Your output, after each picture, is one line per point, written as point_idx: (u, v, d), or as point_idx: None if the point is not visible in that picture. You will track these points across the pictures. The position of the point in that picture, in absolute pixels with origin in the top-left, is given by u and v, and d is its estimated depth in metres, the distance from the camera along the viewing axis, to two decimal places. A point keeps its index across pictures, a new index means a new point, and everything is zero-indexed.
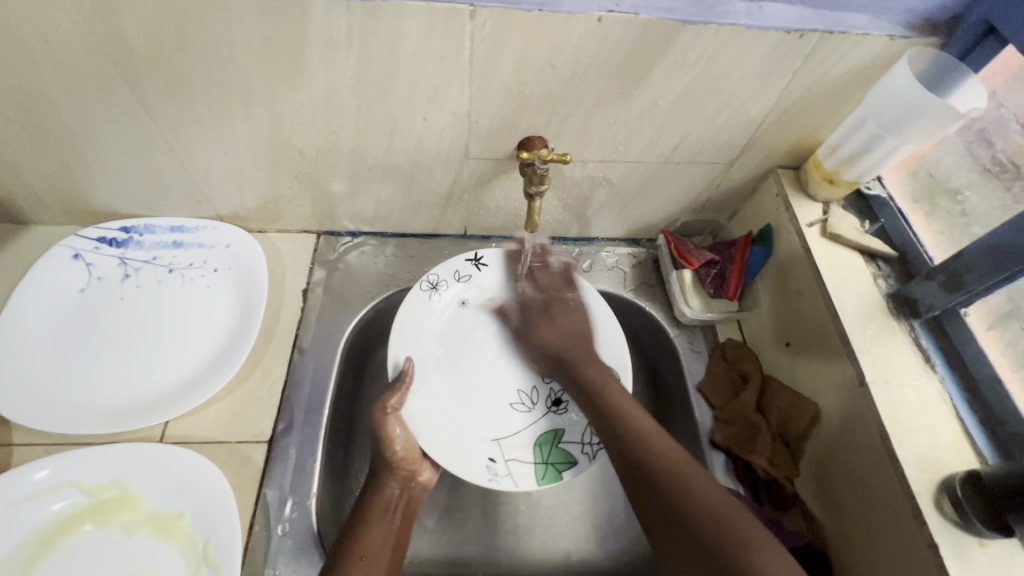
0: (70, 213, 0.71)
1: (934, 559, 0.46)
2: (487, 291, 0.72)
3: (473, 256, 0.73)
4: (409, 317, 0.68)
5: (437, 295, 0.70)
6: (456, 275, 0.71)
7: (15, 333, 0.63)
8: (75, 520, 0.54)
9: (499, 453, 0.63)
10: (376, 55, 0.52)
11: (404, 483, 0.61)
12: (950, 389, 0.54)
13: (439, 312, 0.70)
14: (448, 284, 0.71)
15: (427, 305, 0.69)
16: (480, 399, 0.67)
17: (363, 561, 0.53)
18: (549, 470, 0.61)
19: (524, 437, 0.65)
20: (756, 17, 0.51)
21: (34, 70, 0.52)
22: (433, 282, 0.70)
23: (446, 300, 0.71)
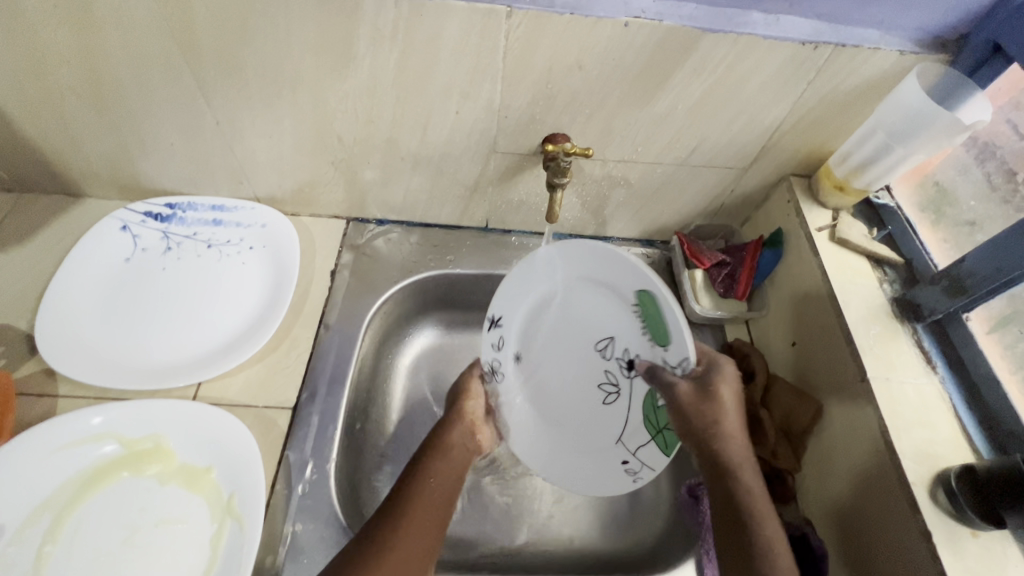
0: (120, 187, 0.76)
1: (926, 545, 0.48)
2: (519, 333, 0.68)
3: (489, 320, 0.68)
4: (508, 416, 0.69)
5: (500, 375, 0.69)
6: (494, 347, 0.69)
7: (68, 295, 0.68)
8: (111, 468, 0.57)
9: (625, 451, 0.61)
10: (417, 50, 0.56)
11: (465, 437, 0.66)
12: (949, 389, 0.56)
13: (512, 384, 0.69)
14: (499, 357, 0.69)
15: (503, 393, 0.69)
16: (583, 415, 0.65)
17: (433, 478, 0.61)
18: (669, 436, 0.58)
19: (633, 422, 0.61)
20: (774, 28, 0.54)
21: (107, 48, 0.56)
22: (490, 368, 0.69)
23: (510, 369, 0.69)
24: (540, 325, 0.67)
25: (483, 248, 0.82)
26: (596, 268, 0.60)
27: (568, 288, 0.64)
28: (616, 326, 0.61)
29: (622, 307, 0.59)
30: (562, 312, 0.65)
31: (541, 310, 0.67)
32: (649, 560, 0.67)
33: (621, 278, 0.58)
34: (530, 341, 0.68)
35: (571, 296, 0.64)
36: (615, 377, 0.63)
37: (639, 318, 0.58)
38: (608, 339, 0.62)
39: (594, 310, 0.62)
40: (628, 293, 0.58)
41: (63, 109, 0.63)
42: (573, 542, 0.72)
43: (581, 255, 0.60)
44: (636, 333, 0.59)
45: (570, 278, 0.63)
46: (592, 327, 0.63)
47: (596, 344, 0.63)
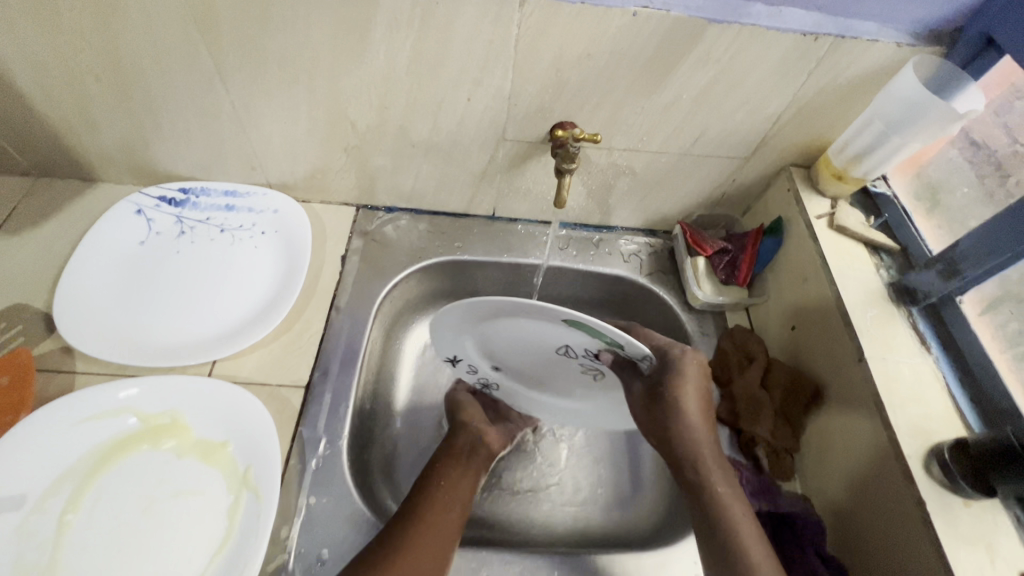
0: (134, 172, 0.77)
1: (921, 515, 0.50)
2: (484, 357, 0.68)
3: (450, 358, 0.69)
4: (521, 407, 0.73)
5: (491, 384, 0.72)
6: (471, 369, 0.71)
7: (85, 276, 0.69)
8: (129, 442, 0.59)
9: None
10: (432, 37, 0.58)
11: (472, 443, 0.68)
12: (943, 368, 0.58)
13: (509, 383, 0.71)
14: (483, 372, 0.71)
15: (505, 394, 0.73)
16: (580, 386, 0.65)
17: (443, 485, 0.62)
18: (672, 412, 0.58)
19: None
20: (776, 20, 0.56)
21: (129, 33, 0.58)
22: (483, 381, 0.73)
23: (499, 378, 0.71)
24: (495, 341, 0.64)
25: (490, 236, 0.84)
26: (515, 305, 0.54)
27: (500, 321, 0.59)
28: (563, 336, 0.56)
29: (556, 324, 0.55)
30: (508, 341, 0.63)
31: (489, 333, 0.63)
32: (653, 537, 0.69)
33: (543, 311, 0.53)
34: (494, 353, 0.66)
35: (510, 322, 0.59)
36: (593, 370, 0.61)
37: (579, 334, 0.54)
38: (564, 345, 0.58)
39: (538, 330, 0.58)
40: (555, 318, 0.54)
41: (82, 92, 0.65)
42: (577, 522, 0.73)
43: (495, 304, 0.55)
44: (585, 341, 0.55)
45: (499, 314, 0.58)
46: (544, 346, 0.60)
47: (556, 349, 0.59)
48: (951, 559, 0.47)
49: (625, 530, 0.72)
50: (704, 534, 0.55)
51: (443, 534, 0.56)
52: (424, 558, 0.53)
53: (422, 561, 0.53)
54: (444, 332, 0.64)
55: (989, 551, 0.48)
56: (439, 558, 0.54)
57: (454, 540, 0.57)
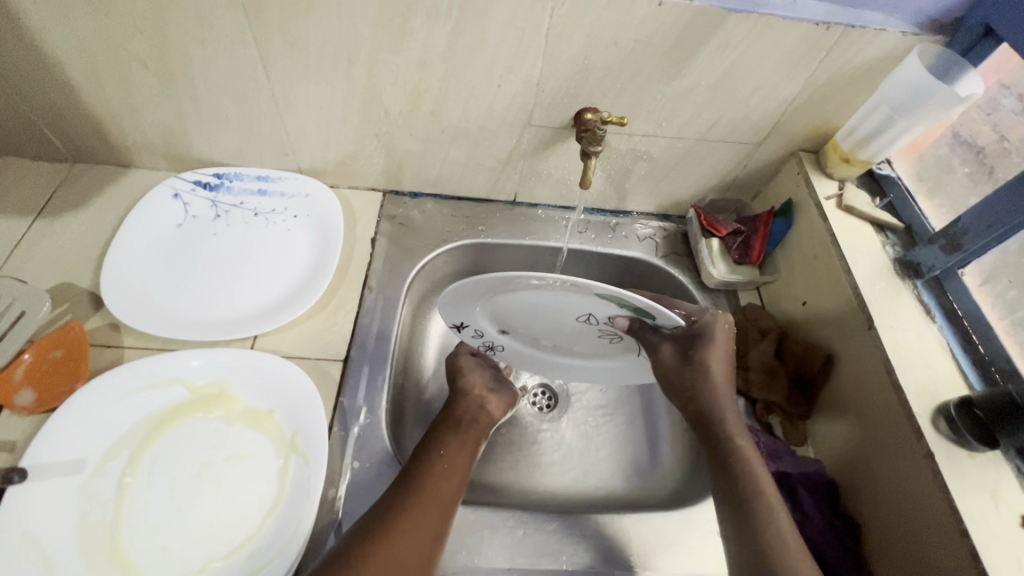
0: (170, 158, 0.80)
1: (929, 466, 0.54)
2: (491, 320, 0.69)
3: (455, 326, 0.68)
4: (531, 365, 0.75)
5: (499, 346, 0.73)
6: (477, 334, 0.70)
7: (127, 255, 0.72)
8: (180, 410, 0.62)
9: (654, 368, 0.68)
10: (468, 25, 0.61)
11: (472, 410, 0.69)
12: (947, 335, 0.63)
13: (515, 345, 0.73)
14: (490, 335, 0.71)
15: (513, 354, 0.74)
16: (588, 348, 0.70)
17: (442, 454, 0.62)
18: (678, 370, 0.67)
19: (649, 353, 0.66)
20: (790, 10, 0.60)
21: (179, 20, 0.61)
22: (489, 344, 0.73)
23: (507, 340, 0.72)
24: (505, 309, 0.66)
25: (512, 219, 0.87)
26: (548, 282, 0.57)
27: (516, 292, 0.61)
28: (588, 306, 0.60)
29: (585, 297, 0.59)
30: (522, 308, 0.65)
31: (503, 303, 0.65)
32: (674, 501, 0.72)
33: (578, 288, 0.57)
34: (503, 318, 0.68)
35: (532, 296, 0.62)
36: (609, 333, 0.65)
37: (605, 301, 0.58)
38: (586, 314, 0.62)
39: (563, 303, 0.61)
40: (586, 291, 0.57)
41: (127, 79, 0.68)
42: (600, 489, 0.76)
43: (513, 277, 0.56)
44: (609, 311, 0.60)
45: (518, 287, 0.60)
46: (563, 313, 0.63)
47: (575, 317, 0.64)
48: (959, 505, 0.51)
49: (647, 496, 0.75)
50: (721, 482, 0.59)
51: (443, 506, 0.57)
52: (425, 528, 0.54)
53: (423, 527, 0.54)
54: (447, 305, 0.63)
55: (992, 497, 0.52)
56: (439, 530, 0.55)
57: (453, 511, 0.57)
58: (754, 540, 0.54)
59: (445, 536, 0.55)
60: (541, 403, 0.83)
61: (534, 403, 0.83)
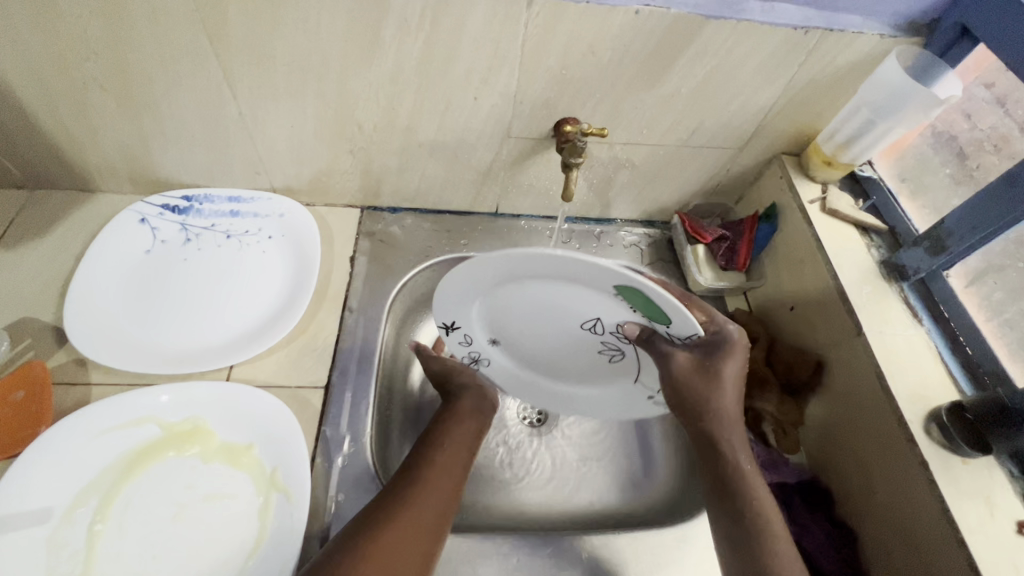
0: (134, 181, 0.77)
1: (925, 476, 0.53)
2: (484, 329, 0.69)
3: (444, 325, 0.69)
4: (508, 382, 0.74)
5: (478, 361, 0.73)
6: (466, 340, 0.71)
7: (93, 285, 0.69)
8: (153, 450, 0.59)
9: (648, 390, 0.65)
10: (441, 39, 0.59)
11: (478, 400, 0.68)
12: (935, 338, 0.62)
13: (501, 359, 0.73)
14: (476, 343, 0.71)
15: (494, 370, 0.74)
16: (593, 372, 0.69)
17: (445, 447, 0.62)
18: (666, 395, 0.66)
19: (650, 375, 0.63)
20: (769, 15, 0.59)
21: (136, 40, 0.58)
22: (474, 358, 0.73)
23: (490, 352, 0.72)
24: (502, 313, 0.65)
25: (495, 232, 0.86)
26: (557, 280, 0.55)
27: (510, 287, 0.60)
28: (597, 309, 0.58)
29: (601, 298, 0.56)
30: (511, 321, 0.65)
31: (497, 302, 0.63)
32: (668, 517, 0.71)
33: (589, 278, 0.53)
34: (498, 327, 0.67)
35: (538, 293, 0.59)
36: (615, 344, 0.63)
37: (625, 304, 0.55)
38: (594, 319, 0.60)
39: (575, 301, 0.58)
40: (603, 287, 0.53)
41: (83, 101, 0.64)
42: (594, 506, 0.74)
43: (527, 262, 0.53)
44: (623, 312, 0.57)
45: (526, 276, 0.56)
46: (572, 313, 0.60)
47: (581, 324, 0.62)
48: (943, 490, 0.52)
49: (641, 512, 0.73)
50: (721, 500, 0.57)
51: (445, 500, 0.57)
52: (424, 520, 0.54)
53: (424, 517, 0.54)
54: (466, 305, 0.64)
55: (987, 503, 0.52)
56: (440, 523, 0.55)
57: (453, 505, 0.57)
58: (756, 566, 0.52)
59: (444, 530, 0.55)
60: (531, 417, 0.81)
61: (525, 418, 0.81)
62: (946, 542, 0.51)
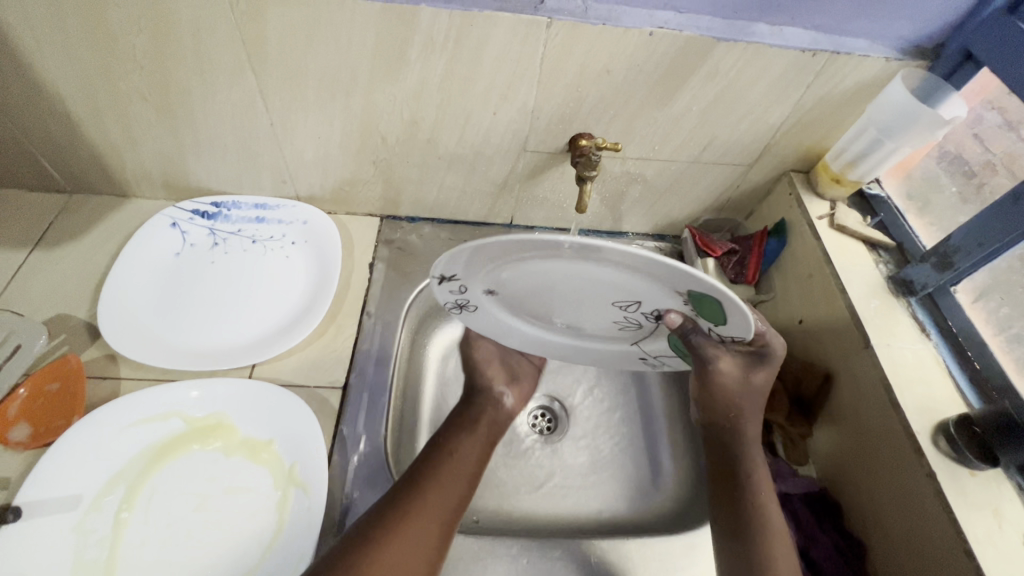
0: (167, 188, 0.81)
1: (932, 486, 0.54)
2: (483, 279, 0.57)
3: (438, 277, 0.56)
4: (496, 327, 0.68)
5: (466, 310, 0.64)
6: (458, 293, 0.60)
7: (125, 285, 0.72)
8: (178, 442, 0.61)
9: (644, 352, 0.65)
10: (464, 57, 0.63)
11: (494, 404, 0.71)
12: (943, 352, 0.63)
13: (492, 307, 0.64)
14: (466, 295, 0.61)
15: (483, 316, 0.66)
16: (598, 333, 0.65)
17: (455, 449, 0.63)
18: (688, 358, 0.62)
19: (658, 341, 0.62)
20: (778, 37, 0.62)
21: (178, 54, 0.62)
22: (459, 304, 0.63)
23: (480, 301, 0.62)
24: (521, 276, 0.56)
25: None
26: (624, 266, 0.49)
27: (551, 261, 0.51)
28: (647, 294, 0.53)
29: (663, 289, 0.52)
30: (528, 277, 0.55)
31: (516, 266, 0.54)
32: (674, 530, 0.71)
33: (663, 273, 0.48)
34: (505, 283, 0.58)
35: (580, 272, 0.52)
36: (637, 321, 0.60)
37: (689, 301, 0.52)
38: (633, 301, 0.55)
39: (621, 284, 0.53)
40: (679, 285, 0.50)
41: (126, 111, 0.68)
42: (603, 514, 0.75)
43: (605, 256, 0.47)
44: (671, 299, 0.53)
45: (584, 256, 0.48)
46: (614, 292, 0.54)
47: (614, 300, 0.56)
48: (950, 500, 0.53)
49: (649, 520, 0.74)
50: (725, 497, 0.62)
51: (453, 502, 0.58)
52: (432, 522, 0.55)
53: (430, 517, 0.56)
54: (464, 259, 0.53)
55: (995, 515, 0.52)
56: (448, 524, 0.56)
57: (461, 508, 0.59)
58: (745, 562, 0.56)
59: (451, 532, 0.57)
60: (541, 426, 0.82)
61: (535, 427, 0.82)
62: (957, 557, 0.51)
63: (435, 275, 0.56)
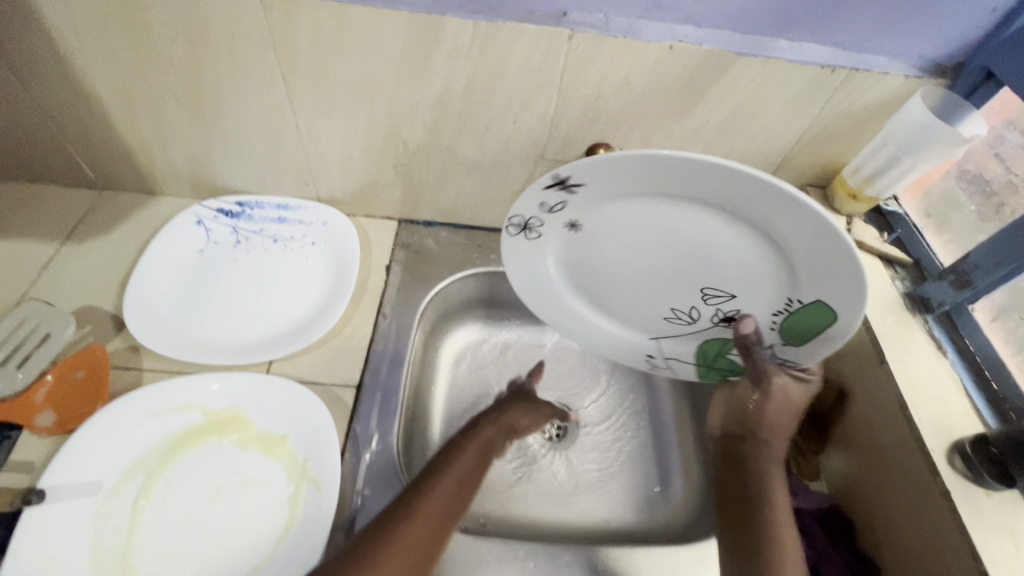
0: (194, 186, 0.83)
1: (947, 505, 0.53)
2: (589, 202, 0.61)
3: (557, 178, 0.59)
4: (537, 286, 0.73)
5: (529, 234, 0.67)
6: (545, 208, 0.63)
7: (150, 280, 0.74)
8: (196, 434, 0.62)
9: (657, 351, 0.73)
10: (487, 67, 0.64)
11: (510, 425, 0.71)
12: (960, 372, 0.62)
13: (556, 245, 0.69)
14: (541, 219, 0.65)
15: (532, 247, 0.69)
16: (638, 315, 0.70)
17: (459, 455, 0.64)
18: (714, 372, 0.70)
19: (691, 339, 0.69)
20: (797, 53, 0.62)
21: (213, 58, 0.64)
22: (520, 225, 0.67)
23: (555, 229, 0.66)
24: (634, 215, 0.60)
25: None
26: (767, 241, 0.55)
27: (684, 204, 0.56)
28: (747, 291, 0.61)
29: (775, 288, 0.59)
30: (643, 220, 0.60)
31: (645, 200, 0.58)
32: (681, 541, 0.71)
33: (803, 266, 0.55)
34: (605, 219, 0.62)
35: (703, 229, 0.58)
36: (697, 313, 0.66)
37: (791, 309, 0.59)
38: (726, 295, 0.63)
39: (733, 260, 0.59)
40: (797, 291, 0.58)
41: (159, 112, 0.71)
42: (610, 523, 0.75)
43: (789, 219, 0.52)
44: (773, 300, 0.60)
45: (732, 206, 0.54)
46: (716, 276, 0.61)
47: (704, 289, 0.63)
48: (965, 519, 0.52)
49: (656, 532, 0.74)
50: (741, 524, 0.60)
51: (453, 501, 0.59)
52: (435, 519, 0.56)
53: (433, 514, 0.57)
54: (608, 169, 0.56)
55: (1012, 537, 0.51)
56: (448, 521, 0.57)
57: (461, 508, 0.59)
58: None
59: (449, 528, 0.57)
60: (550, 433, 0.83)
61: (544, 433, 0.82)
62: None
63: (556, 173, 0.58)
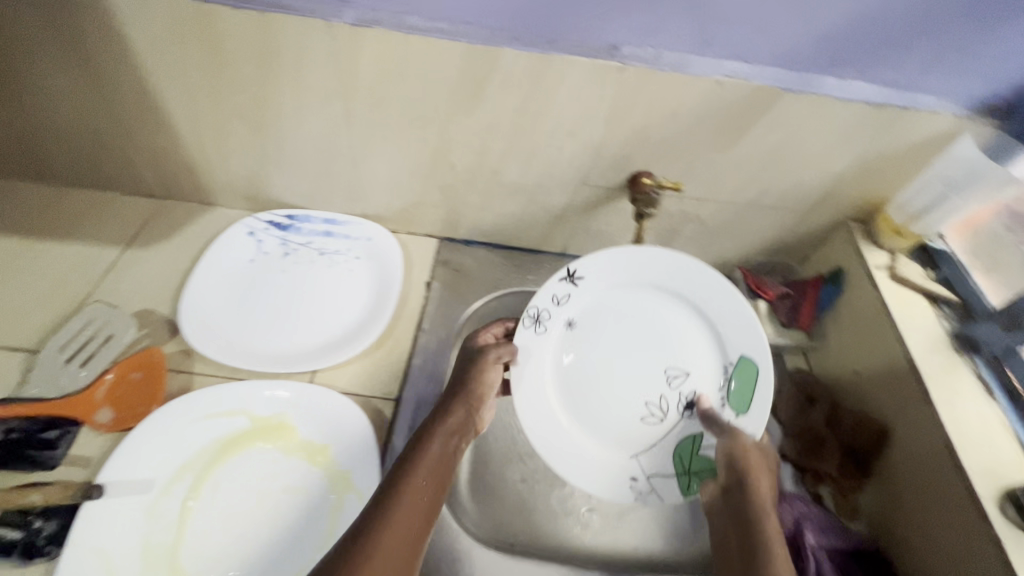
0: (248, 199, 0.87)
1: (999, 556, 0.52)
2: (587, 299, 0.73)
3: (568, 273, 0.71)
4: (525, 398, 0.70)
5: (539, 327, 0.72)
6: (555, 300, 0.72)
7: (204, 287, 0.78)
8: (242, 439, 0.65)
9: (639, 472, 0.70)
10: (538, 96, 0.67)
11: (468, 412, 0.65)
12: (1011, 416, 0.61)
13: (552, 342, 0.73)
14: (551, 312, 0.72)
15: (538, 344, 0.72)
16: (618, 426, 0.71)
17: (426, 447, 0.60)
18: (693, 479, 0.68)
19: (666, 446, 0.70)
20: (846, 91, 0.63)
21: (279, 81, 0.68)
22: (535, 317, 0.71)
23: (556, 327, 0.72)
24: (619, 304, 0.73)
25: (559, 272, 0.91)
26: (705, 324, 0.72)
27: (651, 290, 0.73)
28: (697, 368, 0.72)
29: (716, 359, 0.71)
30: (624, 309, 0.73)
31: (627, 287, 0.73)
32: None
33: (735, 328, 0.70)
34: (594, 312, 0.73)
35: (669, 313, 0.73)
36: (665, 407, 0.71)
37: (728, 375, 0.70)
38: (682, 373, 0.72)
39: (687, 340, 0.72)
40: (729, 354, 0.70)
41: (224, 129, 0.75)
42: (639, 552, 0.74)
43: (714, 292, 0.70)
44: (715, 372, 0.71)
45: (686, 288, 0.72)
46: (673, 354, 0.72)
47: (667, 370, 0.72)
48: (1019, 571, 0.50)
49: (687, 563, 0.73)
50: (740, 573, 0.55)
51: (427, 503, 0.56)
52: (411, 525, 0.53)
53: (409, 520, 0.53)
54: (611, 262, 0.71)
55: None
56: (424, 525, 0.54)
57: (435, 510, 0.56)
58: None
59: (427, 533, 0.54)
60: None
61: None
62: None
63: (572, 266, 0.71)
